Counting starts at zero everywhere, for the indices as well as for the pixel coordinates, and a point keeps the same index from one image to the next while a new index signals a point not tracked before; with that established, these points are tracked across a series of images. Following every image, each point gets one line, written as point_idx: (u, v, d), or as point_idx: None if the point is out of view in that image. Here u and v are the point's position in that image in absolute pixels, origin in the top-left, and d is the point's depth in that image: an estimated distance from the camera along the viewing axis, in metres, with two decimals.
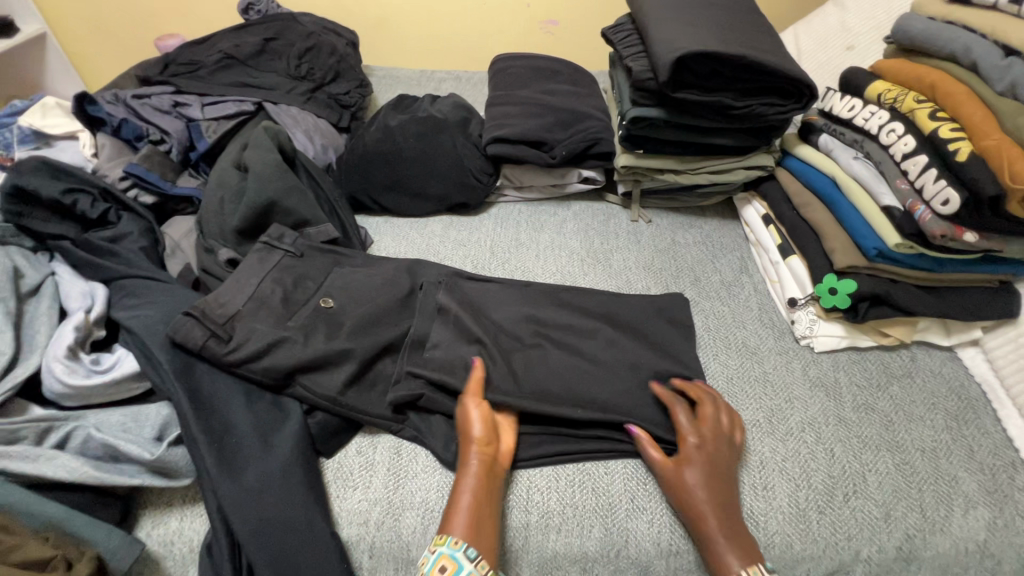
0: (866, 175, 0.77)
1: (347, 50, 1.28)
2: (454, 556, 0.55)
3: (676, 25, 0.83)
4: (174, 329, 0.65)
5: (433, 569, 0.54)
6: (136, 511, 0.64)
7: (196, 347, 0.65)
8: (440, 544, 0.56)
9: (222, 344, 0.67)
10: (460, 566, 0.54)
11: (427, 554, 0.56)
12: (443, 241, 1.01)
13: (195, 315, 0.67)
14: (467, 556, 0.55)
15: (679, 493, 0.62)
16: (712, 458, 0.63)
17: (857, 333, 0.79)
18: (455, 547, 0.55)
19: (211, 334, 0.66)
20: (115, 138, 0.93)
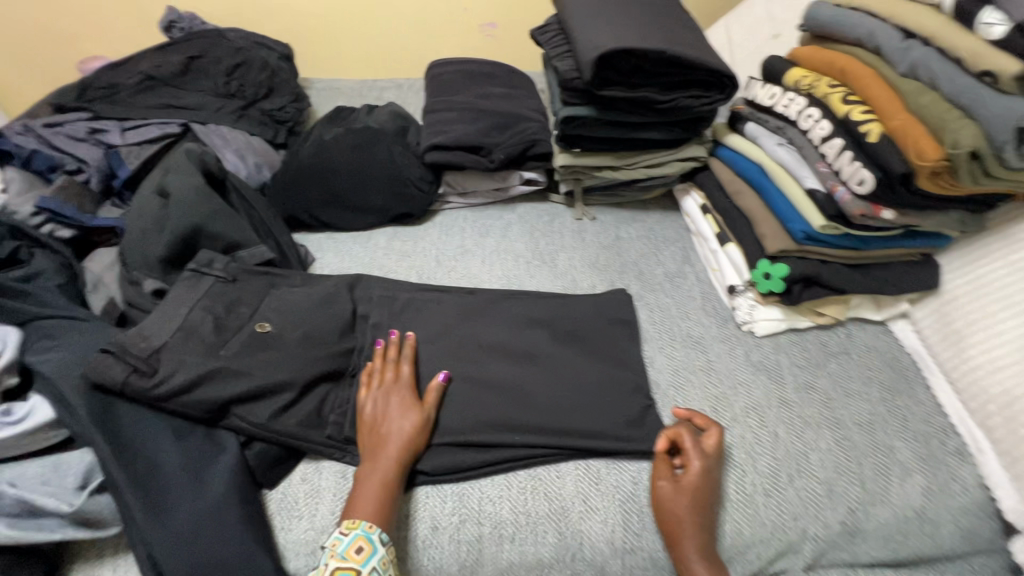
0: (789, 160, 0.79)
1: (279, 64, 1.24)
2: (369, 538, 0.57)
3: (599, 24, 0.83)
4: (90, 368, 0.62)
5: (349, 549, 0.56)
6: (63, 566, 0.60)
7: (118, 385, 0.62)
8: (355, 527, 0.57)
9: (146, 379, 0.63)
10: (374, 548, 0.56)
11: (338, 536, 0.57)
12: (387, 253, 0.99)
13: (114, 351, 0.63)
14: (381, 539, 0.57)
15: (663, 510, 0.63)
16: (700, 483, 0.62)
17: (795, 315, 0.81)
18: (372, 529, 0.57)
19: (134, 369, 0.63)
20: (25, 172, 0.88)
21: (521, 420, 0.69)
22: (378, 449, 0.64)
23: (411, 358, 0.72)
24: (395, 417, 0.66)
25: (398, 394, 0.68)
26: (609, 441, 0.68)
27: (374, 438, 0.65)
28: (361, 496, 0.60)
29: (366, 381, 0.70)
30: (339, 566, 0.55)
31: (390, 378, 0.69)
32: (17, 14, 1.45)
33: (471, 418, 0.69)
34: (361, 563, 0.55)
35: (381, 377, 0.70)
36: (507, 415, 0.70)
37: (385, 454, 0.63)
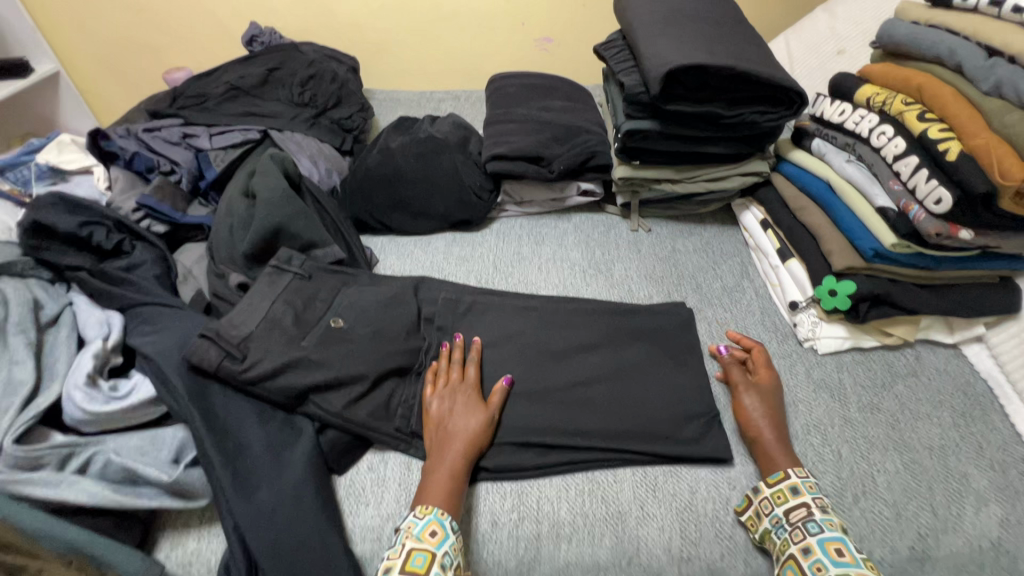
0: (859, 177, 0.78)
1: (348, 76, 1.32)
2: (442, 524, 0.60)
3: (667, 40, 0.85)
4: (189, 351, 0.67)
5: (423, 532, 0.59)
6: (156, 533, 0.66)
7: (213, 367, 0.67)
8: (427, 513, 0.60)
9: (237, 363, 0.68)
10: (447, 535, 0.59)
11: (412, 519, 0.60)
12: (447, 257, 1.03)
13: (210, 336, 0.69)
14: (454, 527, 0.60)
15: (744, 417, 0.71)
16: (777, 402, 0.73)
17: (860, 334, 0.79)
18: (443, 516, 0.60)
19: (226, 354, 0.68)
20: (128, 171, 0.96)
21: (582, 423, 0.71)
22: (444, 445, 0.66)
23: (475, 363, 0.75)
24: (461, 417, 0.69)
25: (463, 395, 0.71)
26: (665, 453, 0.69)
27: (439, 434, 0.68)
28: (431, 486, 0.63)
29: (432, 383, 0.73)
30: (415, 546, 0.58)
31: (455, 381, 0.73)
32: (116, 29, 1.59)
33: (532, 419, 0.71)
34: (434, 545, 0.58)
35: (446, 379, 0.73)
36: (566, 420, 0.71)
37: (452, 449, 0.66)
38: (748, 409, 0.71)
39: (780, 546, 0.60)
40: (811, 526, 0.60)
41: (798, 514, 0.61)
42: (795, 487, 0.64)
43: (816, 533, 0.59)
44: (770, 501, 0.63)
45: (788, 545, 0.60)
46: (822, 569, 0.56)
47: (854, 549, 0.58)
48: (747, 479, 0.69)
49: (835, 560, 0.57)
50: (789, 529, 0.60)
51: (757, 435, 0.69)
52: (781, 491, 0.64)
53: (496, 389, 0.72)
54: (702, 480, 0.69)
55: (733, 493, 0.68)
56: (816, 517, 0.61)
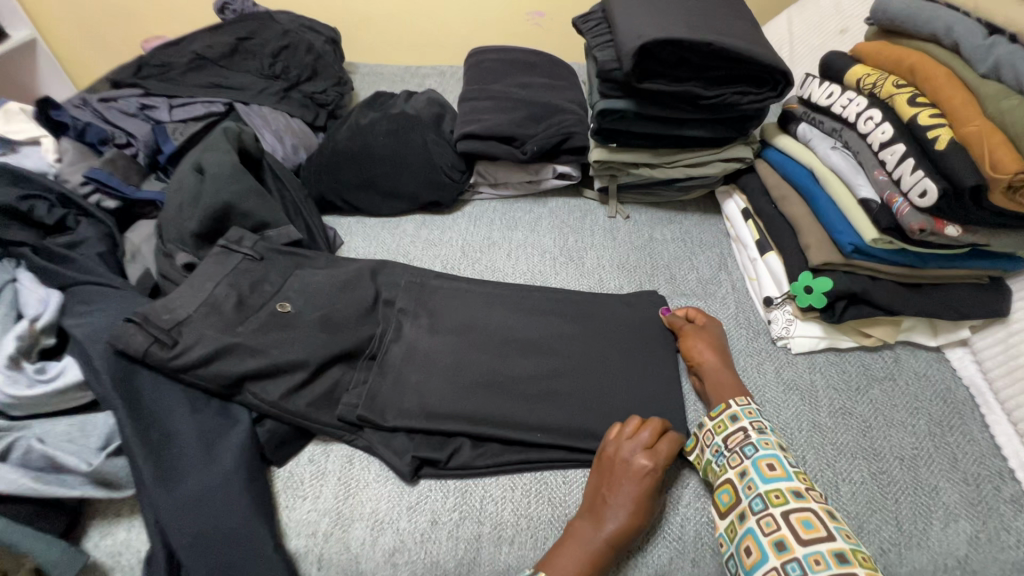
0: (843, 166, 0.72)
1: (325, 48, 1.26)
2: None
3: (642, 13, 0.79)
4: (114, 336, 0.63)
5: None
6: (84, 521, 0.64)
7: (139, 354, 0.63)
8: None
9: (166, 349, 0.64)
10: None
11: None
12: (414, 241, 0.98)
13: (137, 320, 0.65)
14: None
15: (691, 357, 0.73)
16: (721, 344, 0.75)
17: (836, 334, 0.75)
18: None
19: (155, 340, 0.64)
20: (78, 143, 0.92)
21: (535, 421, 0.68)
22: (593, 523, 0.57)
23: (650, 423, 0.63)
24: (631, 489, 0.58)
25: (651, 458, 0.60)
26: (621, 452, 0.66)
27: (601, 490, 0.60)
28: (556, 562, 0.55)
29: (619, 433, 0.63)
30: None
31: (646, 440, 0.61)
32: None
33: (481, 415, 0.68)
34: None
35: (633, 431, 0.63)
36: (517, 416, 0.68)
37: (600, 526, 0.57)
38: (694, 348, 0.73)
39: (721, 471, 0.61)
40: (748, 450, 0.61)
41: (735, 439, 0.62)
42: (733, 416, 0.64)
43: (751, 453, 0.60)
44: (711, 433, 0.64)
45: (725, 470, 0.60)
46: (752, 488, 0.57)
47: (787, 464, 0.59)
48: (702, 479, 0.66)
49: (765, 477, 0.57)
50: (728, 456, 0.61)
51: (704, 371, 0.71)
52: (722, 422, 0.65)
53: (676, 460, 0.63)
54: None
55: (685, 494, 0.65)
56: (754, 439, 0.62)
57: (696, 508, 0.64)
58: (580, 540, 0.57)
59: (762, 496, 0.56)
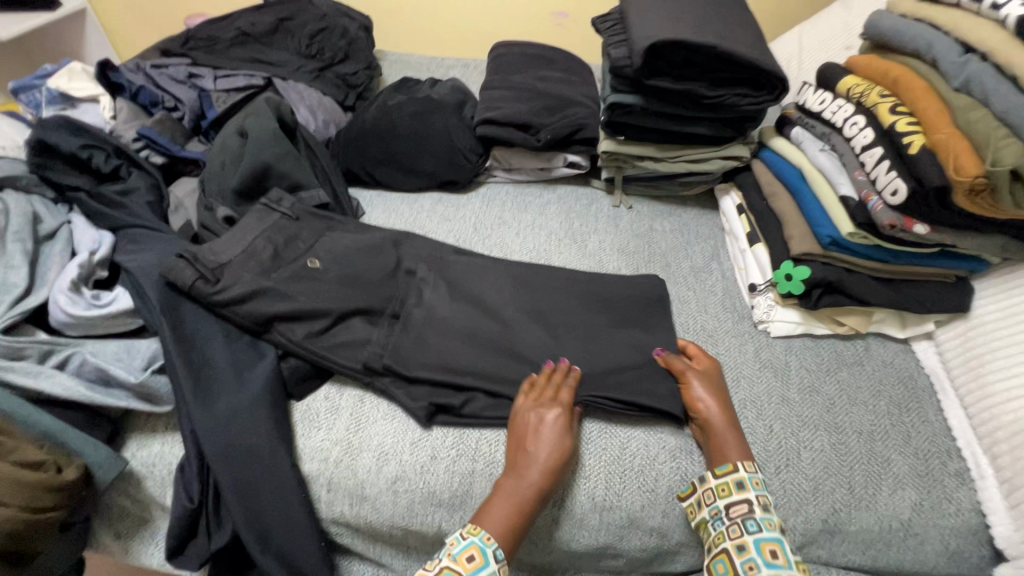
0: (828, 166, 0.79)
1: (358, 34, 1.34)
2: (483, 550, 0.59)
3: (654, 15, 0.86)
4: (167, 269, 0.72)
5: (462, 554, 0.58)
6: (125, 433, 0.72)
7: (187, 287, 0.72)
8: (473, 534, 0.60)
9: (209, 285, 0.72)
10: (485, 561, 0.58)
11: (457, 536, 0.60)
12: (430, 215, 1.06)
13: (188, 258, 0.74)
14: (494, 556, 0.58)
15: (695, 406, 0.71)
16: (721, 392, 0.72)
17: (813, 321, 0.81)
18: (487, 542, 0.59)
19: (201, 276, 0.73)
20: (133, 103, 1.00)
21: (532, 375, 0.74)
22: (514, 475, 0.63)
23: (556, 382, 0.70)
24: (546, 441, 0.65)
25: (555, 414, 0.67)
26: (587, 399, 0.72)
27: (519, 449, 0.66)
28: (492, 509, 0.61)
29: (525, 392, 0.70)
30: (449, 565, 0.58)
31: (551, 396, 0.69)
32: None
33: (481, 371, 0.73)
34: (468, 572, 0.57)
35: (543, 393, 0.70)
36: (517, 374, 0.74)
37: (519, 475, 0.63)
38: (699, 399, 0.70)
39: (717, 536, 0.62)
40: (750, 525, 0.61)
41: (739, 511, 0.61)
42: (741, 481, 0.63)
43: (753, 532, 0.60)
44: (713, 493, 0.63)
45: (722, 538, 0.61)
46: (753, 569, 0.58)
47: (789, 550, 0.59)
48: (677, 439, 0.72)
49: (768, 562, 0.58)
50: (728, 525, 0.61)
51: (707, 424, 0.69)
52: (727, 484, 0.63)
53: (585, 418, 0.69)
54: (635, 438, 0.71)
55: (660, 451, 0.70)
56: (757, 515, 0.61)
57: (671, 466, 0.69)
58: (505, 488, 0.63)
59: None
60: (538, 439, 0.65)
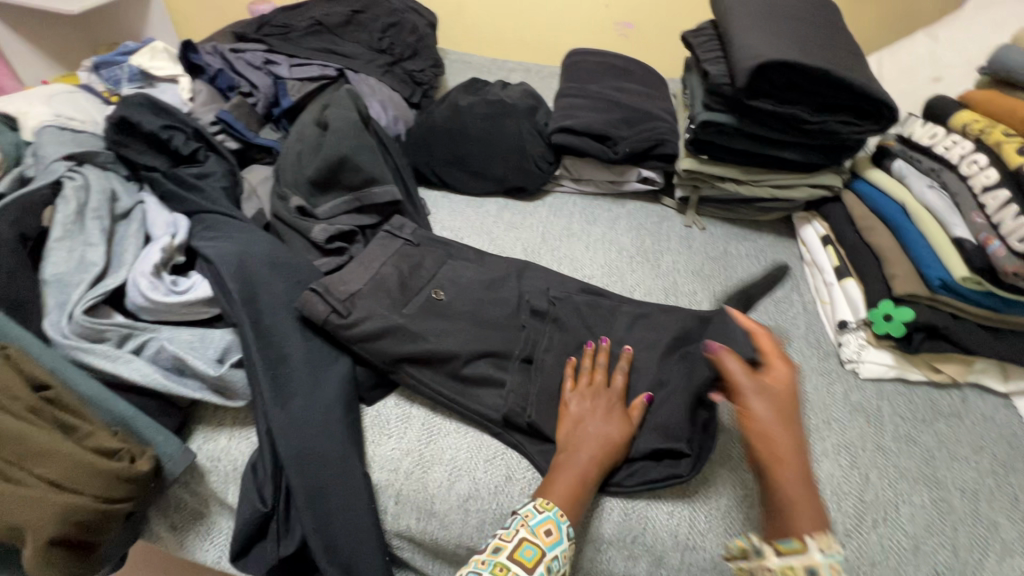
0: (938, 205, 0.76)
1: (428, 30, 1.32)
2: (560, 526, 0.56)
3: (760, 33, 0.82)
4: (301, 302, 0.69)
5: (539, 528, 0.56)
6: (193, 424, 0.70)
7: (320, 320, 0.68)
8: (547, 508, 0.57)
9: (311, 292, 0.70)
10: (561, 538, 0.56)
11: (530, 509, 0.57)
12: (497, 221, 1.04)
13: (319, 290, 0.70)
14: (568, 534, 0.57)
15: (741, 429, 0.57)
16: (791, 403, 0.59)
17: (907, 365, 0.77)
18: (561, 517, 0.57)
19: (332, 309, 0.69)
20: (211, 87, 1.01)
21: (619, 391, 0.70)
22: (577, 447, 0.63)
23: (601, 373, 0.70)
24: (605, 418, 0.66)
25: (607, 400, 0.67)
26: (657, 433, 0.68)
27: (570, 429, 0.65)
28: (558, 481, 0.60)
29: (572, 377, 0.70)
30: (527, 536, 0.56)
31: (596, 382, 0.69)
32: None
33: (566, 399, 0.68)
34: (546, 546, 0.55)
35: (590, 379, 0.70)
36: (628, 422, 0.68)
37: (587, 441, 0.63)
38: (756, 421, 0.57)
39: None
40: None
41: None
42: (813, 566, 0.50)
43: None
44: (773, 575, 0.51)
45: None
46: None
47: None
48: None
49: None
50: None
51: (773, 455, 0.55)
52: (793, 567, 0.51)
53: (636, 403, 0.69)
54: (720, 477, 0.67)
55: (747, 494, 0.66)
56: None
57: (759, 512, 0.65)
58: (566, 461, 0.62)
59: None
60: (601, 419, 0.65)
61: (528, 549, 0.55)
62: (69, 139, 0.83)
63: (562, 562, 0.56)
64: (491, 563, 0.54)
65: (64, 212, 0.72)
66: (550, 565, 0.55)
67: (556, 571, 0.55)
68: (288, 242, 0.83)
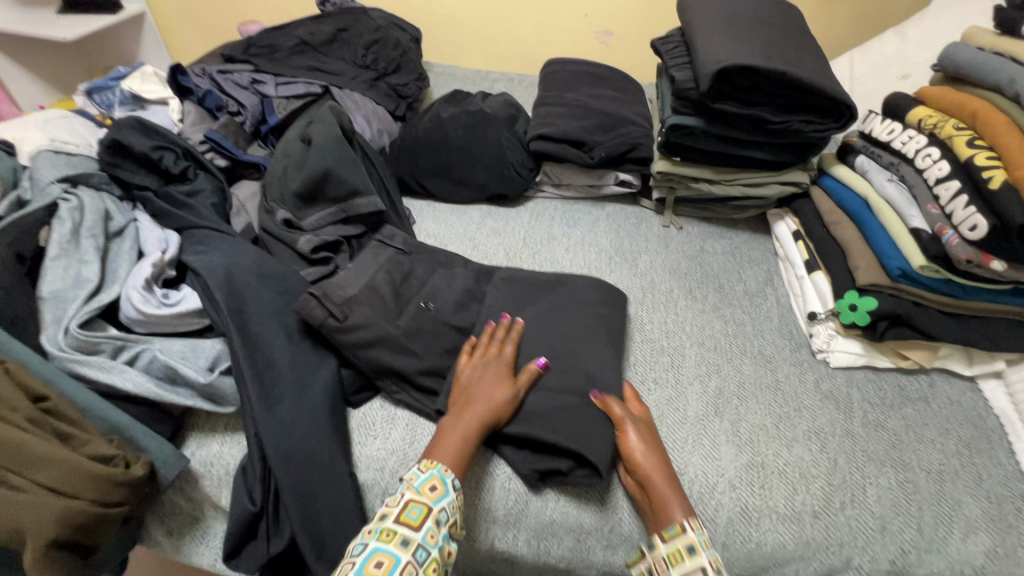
0: (897, 198, 0.78)
1: (411, 45, 1.35)
2: (443, 480, 0.60)
3: (723, 38, 0.86)
4: (298, 304, 0.71)
5: (424, 486, 0.59)
6: (187, 431, 0.73)
7: (316, 323, 0.71)
8: (432, 467, 0.61)
9: (310, 298, 0.72)
10: (446, 491, 0.60)
11: (416, 471, 0.61)
12: (480, 228, 1.07)
13: (318, 294, 0.73)
14: (454, 485, 0.60)
15: (632, 456, 0.65)
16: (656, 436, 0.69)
17: (875, 353, 0.79)
18: (446, 473, 0.61)
19: (329, 313, 0.72)
20: (200, 107, 1.05)
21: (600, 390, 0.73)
22: (465, 406, 0.66)
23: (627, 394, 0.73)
24: (489, 379, 0.69)
25: (496, 366, 0.71)
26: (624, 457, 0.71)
27: (462, 399, 0.68)
28: (441, 443, 0.63)
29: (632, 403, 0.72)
30: (413, 497, 0.59)
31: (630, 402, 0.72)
32: None
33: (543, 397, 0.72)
34: (432, 500, 0.59)
35: (485, 351, 0.73)
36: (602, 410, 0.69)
37: (464, 412, 0.66)
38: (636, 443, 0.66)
39: (428, 567, 0.56)
40: (441, 516, 0.58)
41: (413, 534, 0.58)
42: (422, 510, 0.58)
43: (443, 524, 0.58)
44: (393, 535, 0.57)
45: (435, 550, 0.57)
46: (433, 537, 0.57)
47: (448, 502, 0.60)
48: (737, 469, 0.69)
49: (434, 544, 0.57)
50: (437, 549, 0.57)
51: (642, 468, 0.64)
52: (395, 530, 0.56)
53: (527, 367, 0.72)
54: (693, 465, 0.69)
55: (719, 480, 0.68)
56: (423, 532, 0.57)
57: (732, 497, 0.67)
58: (446, 425, 0.65)
59: (424, 550, 0.56)
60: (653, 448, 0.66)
61: (415, 508, 0.58)
62: (63, 162, 0.86)
63: (449, 513, 0.59)
64: (377, 530, 0.57)
65: (60, 232, 0.75)
66: (439, 517, 0.58)
67: (445, 522, 0.58)
68: (276, 254, 0.87)
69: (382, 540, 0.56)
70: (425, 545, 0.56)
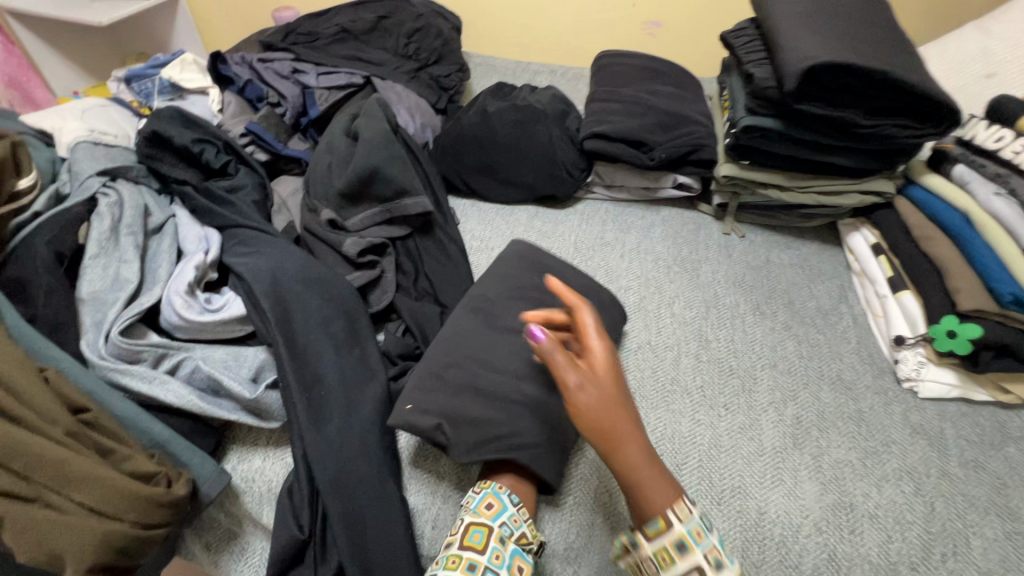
0: (1008, 213, 0.73)
1: (453, 34, 1.28)
2: (499, 496, 0.59)
3: (810, 33, 0.78)
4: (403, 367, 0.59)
5: (480, 505, 0.58)
6: (228, 444, 0.69)
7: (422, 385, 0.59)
8: (486, 487, 0.60)
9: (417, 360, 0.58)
10: (504, 506, 0.58)
11: (471, 494, 0.60)
12: (528, 230, 1.01)
13: None
14: (511, 500, 0.59)
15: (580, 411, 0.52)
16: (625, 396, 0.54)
17: (972, 385, 0.72)
18: (501, 490, 0.60)
19: None
20: (240, 98, 1.02)
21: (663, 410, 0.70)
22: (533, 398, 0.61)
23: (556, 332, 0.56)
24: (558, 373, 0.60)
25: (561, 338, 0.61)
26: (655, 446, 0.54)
27: None
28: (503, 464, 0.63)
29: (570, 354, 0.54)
30: (473, 520, 0.57)
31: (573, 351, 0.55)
32: None
33: None
34: (491, 519, 0.57)
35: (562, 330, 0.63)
36: None
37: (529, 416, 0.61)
38: (583, 395, 0.52)
39: None
40: (504, 532, 0.56)
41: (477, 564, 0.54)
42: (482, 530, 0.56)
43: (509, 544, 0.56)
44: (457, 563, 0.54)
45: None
46: (499, 557, 0.54)
47: (508, 518, 0.57)
48: (822, 509, 0.63)
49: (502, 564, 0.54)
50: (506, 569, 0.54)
51: (607, 433, 0.51)
52: (460, 556, 0.54)
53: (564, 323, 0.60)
54: (775, 503, 0.64)
55: (804, 522, 0.62)
56: (488, 553, 0.54)
57: (818, 542, 0.61)
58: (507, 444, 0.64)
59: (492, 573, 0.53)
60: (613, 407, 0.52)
61: (476, 533, 0.56)
62: (102, 155, 0.82)
63: (513, 526, 0.57)
64: (443, 559, 0.55)
65: (99, 229, 0.71)
66: (502, 535, 0.56)
67: (510, 536, 0.56)
68: (319, 256, 0.82)
69: (449, 569, 0.53)
70: (492, 567, 0.54)
